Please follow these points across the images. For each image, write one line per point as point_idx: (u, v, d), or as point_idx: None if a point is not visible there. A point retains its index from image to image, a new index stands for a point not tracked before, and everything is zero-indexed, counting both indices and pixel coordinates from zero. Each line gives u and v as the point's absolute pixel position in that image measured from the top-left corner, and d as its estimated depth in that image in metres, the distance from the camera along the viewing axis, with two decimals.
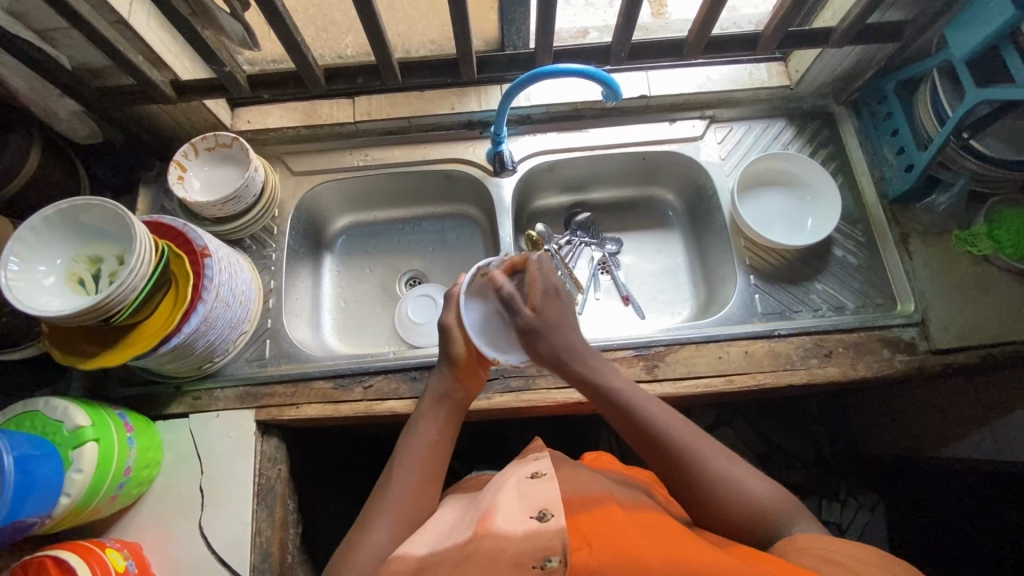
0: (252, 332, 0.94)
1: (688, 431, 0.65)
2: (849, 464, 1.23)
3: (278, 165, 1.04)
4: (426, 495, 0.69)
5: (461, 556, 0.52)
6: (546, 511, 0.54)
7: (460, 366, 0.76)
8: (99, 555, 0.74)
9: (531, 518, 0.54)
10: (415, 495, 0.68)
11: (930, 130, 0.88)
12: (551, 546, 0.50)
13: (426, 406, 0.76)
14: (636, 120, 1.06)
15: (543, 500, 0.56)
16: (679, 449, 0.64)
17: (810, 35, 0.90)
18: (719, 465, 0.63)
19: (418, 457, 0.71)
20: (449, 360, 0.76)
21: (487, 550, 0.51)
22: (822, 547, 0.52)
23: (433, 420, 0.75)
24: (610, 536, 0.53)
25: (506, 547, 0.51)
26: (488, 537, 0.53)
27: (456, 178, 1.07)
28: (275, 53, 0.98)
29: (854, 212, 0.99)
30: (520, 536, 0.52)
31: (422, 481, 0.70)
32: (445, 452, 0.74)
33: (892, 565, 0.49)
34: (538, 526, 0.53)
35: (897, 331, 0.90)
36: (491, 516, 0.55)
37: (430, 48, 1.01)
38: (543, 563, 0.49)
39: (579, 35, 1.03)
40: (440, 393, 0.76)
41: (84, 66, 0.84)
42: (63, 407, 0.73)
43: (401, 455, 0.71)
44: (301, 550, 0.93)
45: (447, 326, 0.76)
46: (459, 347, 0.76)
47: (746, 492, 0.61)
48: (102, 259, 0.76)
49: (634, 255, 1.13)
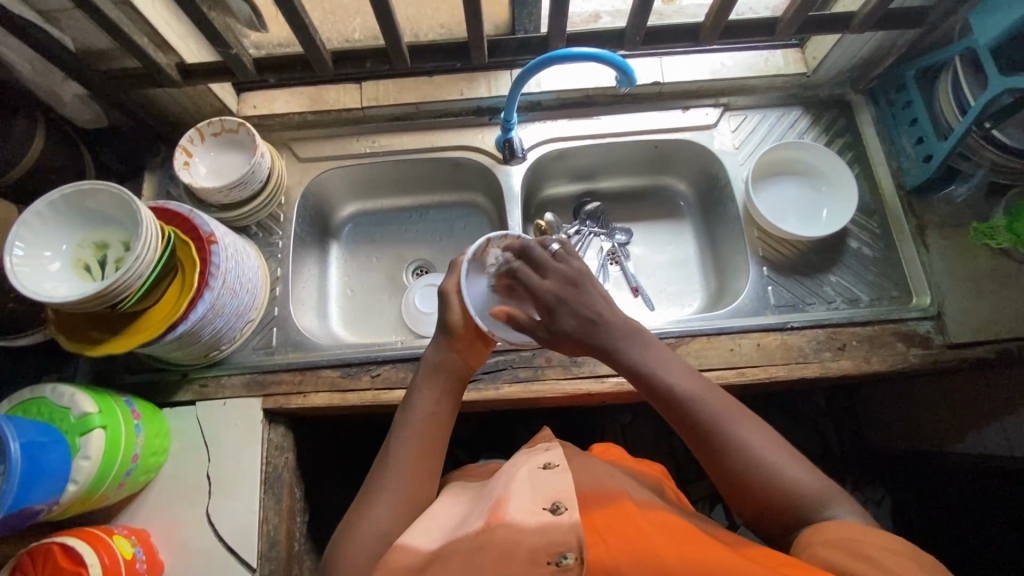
0: (259, 320, 0.93)
1: (722, 405, 0.62)
2: (857, 457, 1.23)
3: (284, 151, 1.03)
4: (425, 466, 0.68)
5: (475, 548, 0.52)
6: (560, 503, 0.53)
7: (456, 335, 0.76)
8: (107, 542, 0.74)
9: (545, 511, 0.53)
10: (412, 465, 0.67)
11: (951, 120, 0.86)
12: (566, 542, 0.49)
13: (422, 377, 0.74)
14: (649, 107, 1.04)
15: (556, 491, 0.55)
16: (714, 422, 0.61)
17: (829, 20, 0.88)
18: (750, 443, 0.60)
19: (416, 427, 0.70)
20: (445, 329, 0.76)
21: (500, 543, 0.51)
22: (848, 536, 0.51)
23: (429, 390, 0.73)
24: (625, 531, 0.53)
25: (520, 540, 0.50)
26: (501, 528, 0.52)
27: (465, 166, 1.06)
28: (282, 36, 0.96)
29: (870, 203, 0.97)
30: (533, 529, 0.51)
31: (419, 451, 0.68)
32: (445, 423, 0.72)
33: (922, 562, 0.47)
34: (552, 519, 0.52)
35: (912, 324, 0.88)
36: (504, 506, 0.55)
37: (440, 31, 0.99)
38: (559, 559, 0.48)
39: (591, 19, 1.01)
40: (436, 364, 0.75)
41: (88, 49, 0.83)
42: (70, 394, 0.73)
43: (398, 427, 0.70)
44: (307, 538, 0.93)
45: (446, 294, 0.77)
46: (455, 316, 0.76)
47: (775, 474, 0.58)
48: (108, 245, 0.75)
49: (644, 245, 1.12)
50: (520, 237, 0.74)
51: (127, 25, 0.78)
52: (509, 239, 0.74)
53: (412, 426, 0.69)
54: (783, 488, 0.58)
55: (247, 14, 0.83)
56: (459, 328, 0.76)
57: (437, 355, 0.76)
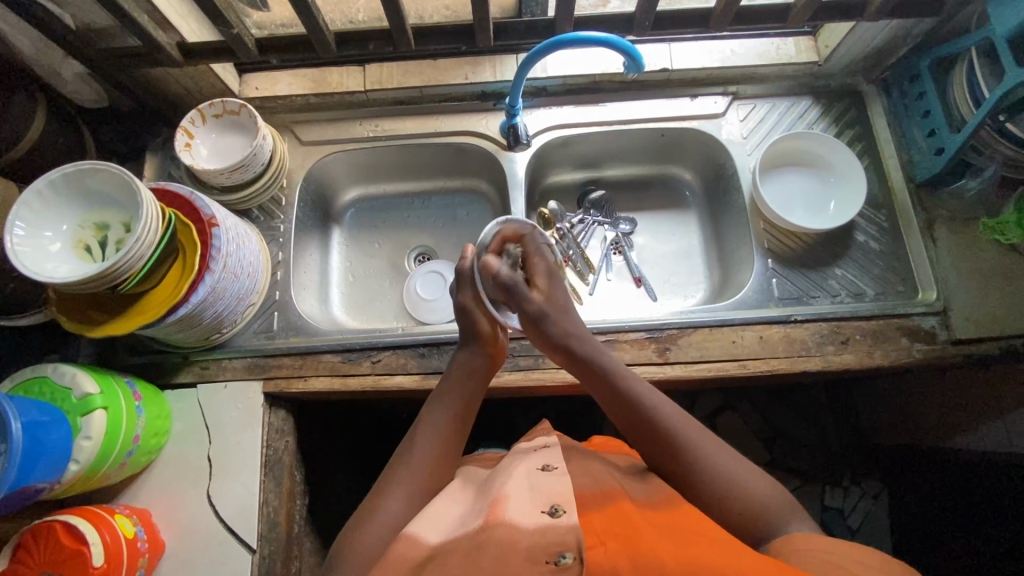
0: (261, 304, 0.93)
1: (678, 414, 0.67)
2: (855, 452, 1.23)
3: (286, 134, 1.02)
4: (444, 461, 0.69)
5: (473, 545, 0.52)
6: (558, 506, 0.54)
7: (488, 341, 0.78)
8: (108, 521, 0.74)
9: (543, 513, 0.54)
10: (435, 459, 0.68)
11: (964, 112, 0.84)
12: (565, 541, 0.50)
13: (455, 378, 0.75)
14: (657, 94, 1.02)
15: (553, 493, 0.56)
16: (665, 429, 0.66)
17: (844, 7, 0.86)
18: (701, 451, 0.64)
19: (442, 426, 0.71)
20: (476, 338, 0.78)
21: (498, 541, 0.51)
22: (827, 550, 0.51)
23: (458, 393, 0.74)
24: (623, 532, 0.53)
25: (520, 538, 0.51)
26: (500, 528, 0.52)
27: (469, 152, 1.05)
28: (285, 17, 0.94)
29: (879, 195, 0.96)
30: (531, 529, 0.52)
31: (443, 447, 0.70)
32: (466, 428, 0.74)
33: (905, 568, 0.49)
34: (550, 520, 0.53)
35: (917, 320, 0.88)
36: (502, 505, 0.55)
37: (445, 13, 0.97)
38: (556, 558, 0.49)
39: (599, 3, 0.99)
40: (472, 369, 0.76)
41: (88, 27, 0.82)
42: (71, 374, 0.73)
43: (424, 424, 0.71)
44: (306, 521, 0.94)
45: (465, 307, 0.79)
46: (483, 325, 0.78)
47: (725, 478, 0.62)
48: (109, 226, 0.75)
49: (648, 235, 1.11)
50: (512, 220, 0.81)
51: (127, 4, 0.77)
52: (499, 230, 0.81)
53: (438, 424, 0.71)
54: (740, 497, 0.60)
55: None
56: (488, 336, 0.78)
57: (471, 360, 0.77)
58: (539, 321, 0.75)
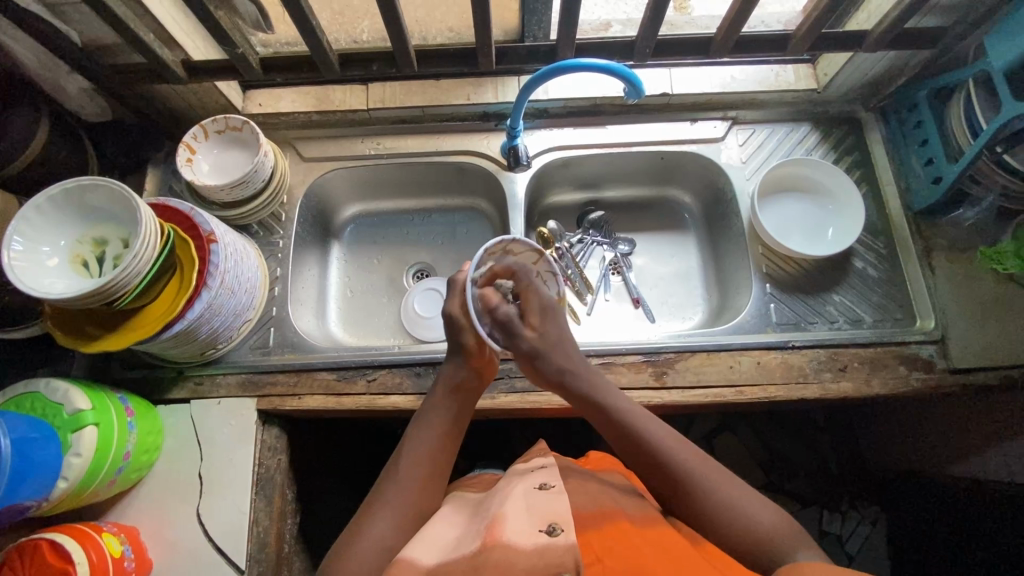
0: (257, 320, 0.93)
1: (685, 448, 0.65)
2: (853, 476, 1.21)
3: (288, 150, 1.03)
4: (427, 483, 0.68)
5: (474, 564, 0.52)
6: (556, 525, 0.54)
7: (474, 356, 0.75)
8: (95, 539, 0.73)
9: (542, 532, 0.53)
10: (419, 481, 0.67)
11: (962, 142, 0.84)
12: (564, 562, 0.50)
13: (438, 396, 0.74)
14: (658, 118, 1.03)
15: (553, 513, 0.56)
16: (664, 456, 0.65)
17: (843, 37, 0.87)
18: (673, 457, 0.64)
19: (427, 444, 0.70)
20: (461, 351, 0.76)
21: (497, 564, 0.50)
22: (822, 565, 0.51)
23: (442, 410, 0.73)
24: (621, 553, 0.53)
25: (516, 561, 0.50)
26: (498, 548, 0.52)
27: (469, 171, 1.05)
28: (289, 36, 0.95)
29: (876, 222, 0.96)
30: (530, 551, 0.51)
31: (427, 470, 0.68)
32: (453, 443, 0.73)
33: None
34: (548, 540, 0.52)
35: (915, 348, 0.87)
36: (501, 526, 0.55)
37: (448, 35, 0.98)
38: None
39: (601, 28, 1.00)
40: (454, 386, 0.75)
41: (94, 43, 0.82)
42: (64, 390, 0.72)
43: (406, 443, 0.70)
44: (297, 540, 0.93)
45: (453, 318, 0.76)
46: (469, 338, 0.75)
47: (731, 506, 0.60)
48: (106, 241, 0.75)
49: (648, 256, 1.11)
50: (518, 240, 0.76)
51: (133, 21, 0.78)
52: (506, 242, 0.75)
53: (421, 441, 0.70)
54: (721, 510, 0.60)
55: (254, 14, 0.88)
56: (474, 349, 0.75)
57: (457, 372, 0.75)
58: (533, 359, 0.73)
